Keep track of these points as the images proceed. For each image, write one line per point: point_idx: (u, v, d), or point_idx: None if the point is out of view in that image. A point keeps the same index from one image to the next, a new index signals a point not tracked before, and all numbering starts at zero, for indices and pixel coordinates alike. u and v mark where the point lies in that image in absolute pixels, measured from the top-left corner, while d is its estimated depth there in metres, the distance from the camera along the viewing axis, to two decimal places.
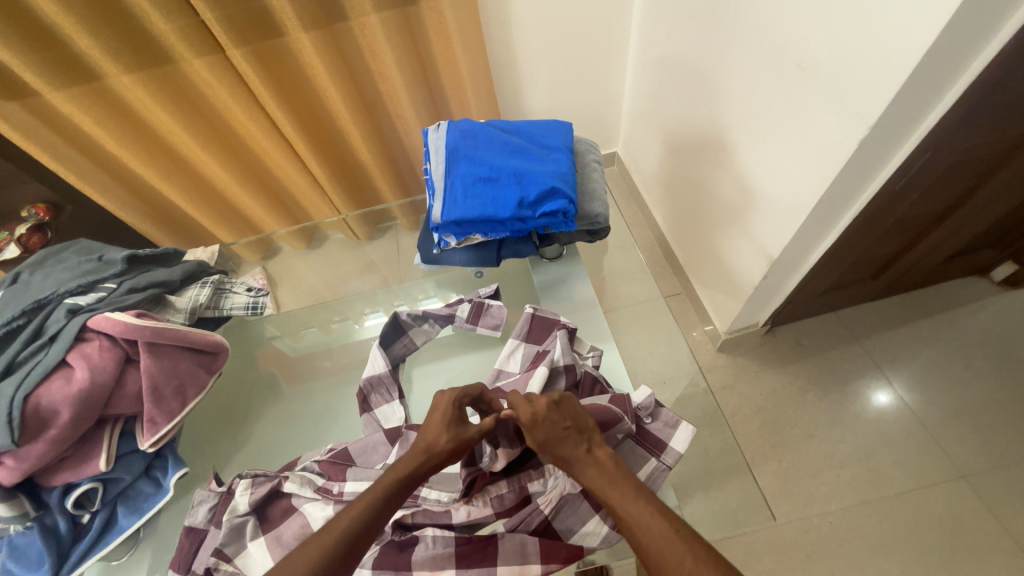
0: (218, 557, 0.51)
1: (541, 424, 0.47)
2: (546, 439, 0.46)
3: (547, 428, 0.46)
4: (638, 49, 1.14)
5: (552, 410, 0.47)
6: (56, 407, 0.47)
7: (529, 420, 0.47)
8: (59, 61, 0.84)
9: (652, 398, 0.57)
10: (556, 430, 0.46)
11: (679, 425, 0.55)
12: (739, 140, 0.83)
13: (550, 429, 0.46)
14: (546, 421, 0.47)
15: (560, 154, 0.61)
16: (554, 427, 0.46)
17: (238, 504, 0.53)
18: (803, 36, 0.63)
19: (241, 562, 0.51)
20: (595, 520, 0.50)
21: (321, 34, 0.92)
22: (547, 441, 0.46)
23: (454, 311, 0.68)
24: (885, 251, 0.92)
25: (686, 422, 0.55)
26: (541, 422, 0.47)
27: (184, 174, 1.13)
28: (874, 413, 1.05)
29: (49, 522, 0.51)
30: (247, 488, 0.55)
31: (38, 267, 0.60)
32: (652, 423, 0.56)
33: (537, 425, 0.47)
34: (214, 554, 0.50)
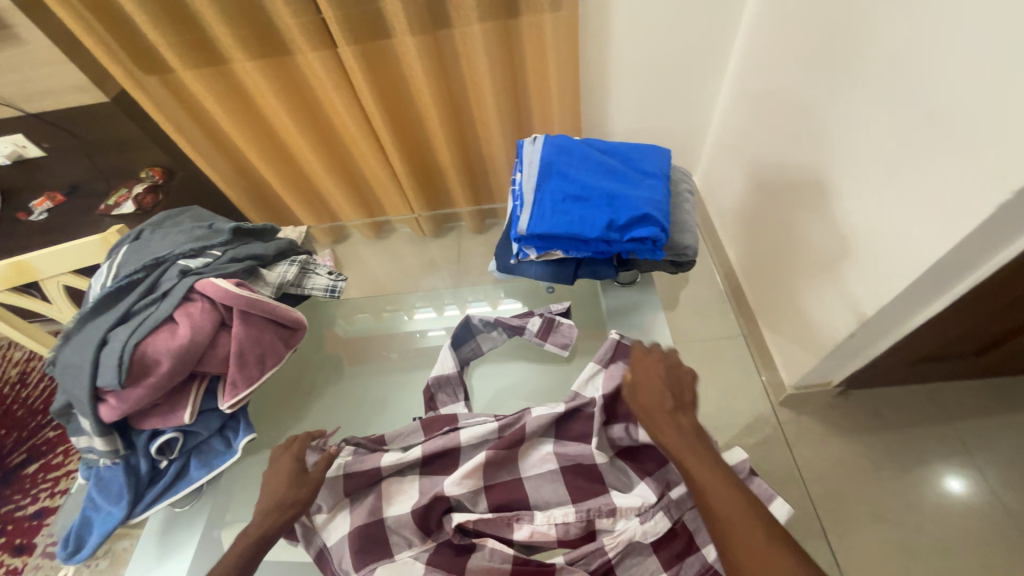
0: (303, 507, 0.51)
1: (650, 370, 0.50)
2: (648, 389, 0.49)
3: (651, 378, 0.49)
4: (735, 80, 1.10)
5: (664, 364, 0.50)
6: (158, 358, 0.51)
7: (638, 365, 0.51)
8: (196, 44, 0.94)
9: (747, 464, 0.48)
10: (659, 382, 0.49)
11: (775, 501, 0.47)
12: (843, 186, 0.77)
13: (660, 379, 0.49)
14: (657, 371, 0.50)
15: (655, 180, 0.59)
16: (656, 375, 0.49)
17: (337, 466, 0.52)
18: (941, 85, 0.57)
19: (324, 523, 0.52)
20: None
21: (425, 39, 0.96)
22: (645, 390, 0.49)
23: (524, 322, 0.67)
24: (1000, 327, 0.82)
25: (784, 500, 0.46)
26: (647, 370, 0.50)
27: (280, 156, 1.22)
28: (959, 506, 0.93)
29: (133, 462, 0.55)
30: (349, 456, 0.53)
31: (158, 227, 0.67)
32: None
33: (643, 372, 0.50)
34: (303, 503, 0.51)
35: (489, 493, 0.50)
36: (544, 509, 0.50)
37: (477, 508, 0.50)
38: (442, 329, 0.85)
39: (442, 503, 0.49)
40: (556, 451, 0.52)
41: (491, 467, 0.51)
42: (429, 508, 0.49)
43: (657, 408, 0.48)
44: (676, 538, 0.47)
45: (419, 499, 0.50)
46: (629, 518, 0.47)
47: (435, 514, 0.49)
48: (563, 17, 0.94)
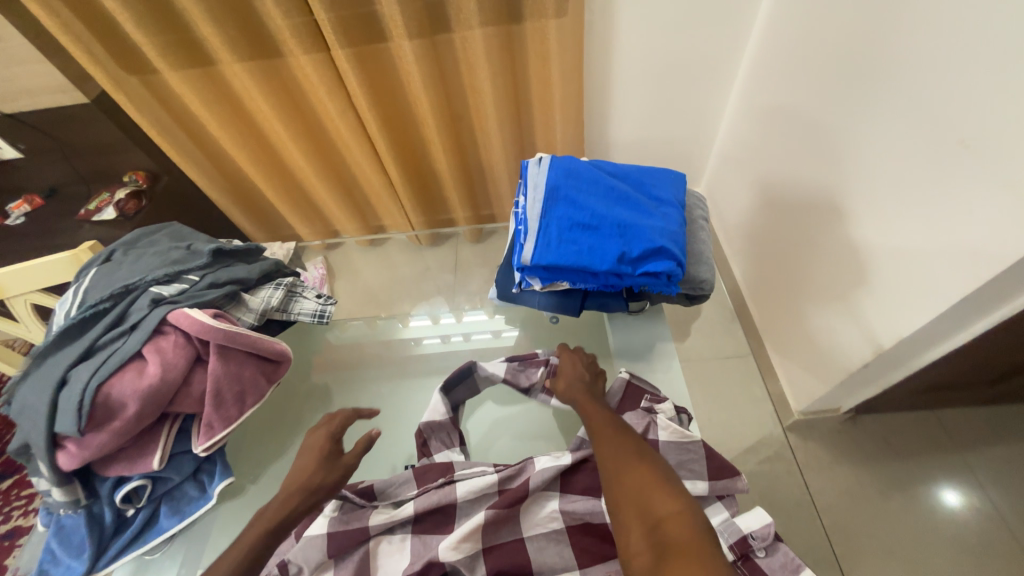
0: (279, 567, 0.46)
1: (570, 358, 0.57)
2: (563, 371, 0.56)
3: (569, 363, 0.57)
4: (744, 92, 1.06)
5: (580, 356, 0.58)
6: (124, 400, 0.46)
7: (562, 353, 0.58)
8: (180, 44, 0.88)
9: (771, 528, 0.43)
10: (575, 366, 0.56)
11: (801, 574, 0.41)
12: (860, 211, 0.73)
13: (577, 364, 0.57)
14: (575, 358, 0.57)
15: (670, 209, 0.55)
16: (581, 363, 0.57)
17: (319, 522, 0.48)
18: (976, 111, 0.54)
19: None
20: None
21: (424, 44, 0.91)
22: (563, 373, 0.56)
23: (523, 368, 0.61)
24: (1018, 359, 0.79)
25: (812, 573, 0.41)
26: (565, 356, 0.58)
27: (270, 161, 1.16)
28: (970, 540, 0.90)
29: (97, 511, 0.50)
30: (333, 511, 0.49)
31: (131, 247, 0.62)
32: (763, 559, 0.43)
33: (563, 359, 0.58)
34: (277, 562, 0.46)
35: (488, 557, 0.46)
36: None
37: (475, 574, 0.45)
38: (436, 337, 0.80)
39: (437, 567, 0.45)
40: (562, 509, 0.47)
41: (492, 527, 0.46)
42: (423, 573, 0.45)
43: (574, 384, 0.53)
44: None
45: (412, 563, 0.46)
46: None
47: None
48: (568, 24, 0.90)
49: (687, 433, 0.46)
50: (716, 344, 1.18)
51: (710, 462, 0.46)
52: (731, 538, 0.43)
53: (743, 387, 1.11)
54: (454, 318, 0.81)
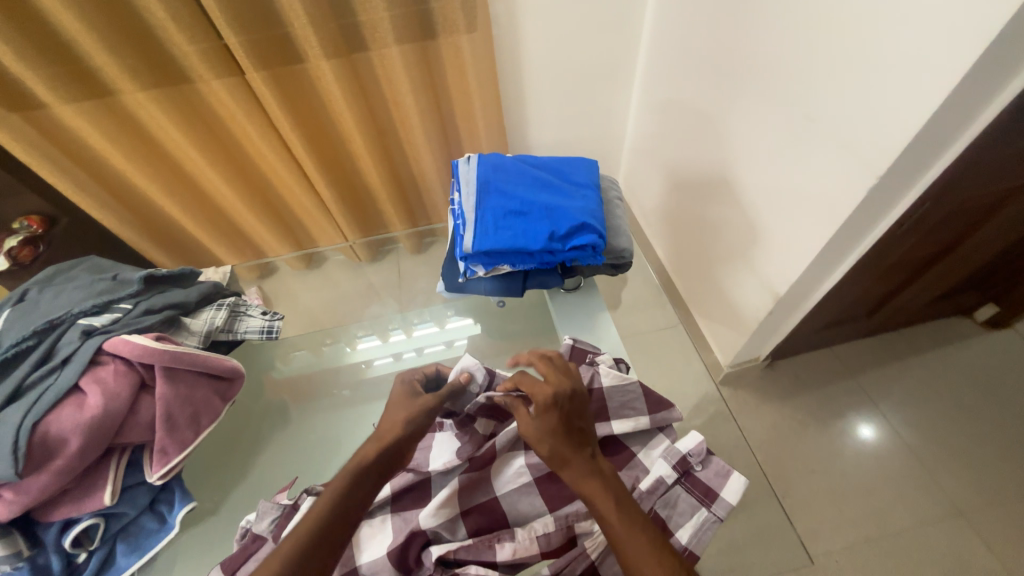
0: None
1: (553, 411, 0.46)
2: (553, 432, 0.46)
3: (554, 422, 0.46)
4: (643, 90, 1.19)
5: (563, 401, 0.47)
6: (64, 436, 0.44)
7: (544, 401, 0.46)
8: (73, 75, 0.83)
9: (703, 444, 0.51)
10: (562, 424, 0.46)
11: (730, 475, 0.50)
12: (745, 182, 0.86)
13: (565, 417, 0.47)
14: (560, 410, 0.46)
15: (588, 191, 0.63)
16: (567, 416, 0.47)
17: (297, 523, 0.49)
18: (812, 90, 0.67)
19: None
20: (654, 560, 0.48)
21: (342, 63, 0.93)
22: (549, 434, 0.46)
23: (410, 383, 0.53)
24: (883, 289, 0.96)
25: (738, 472, 0.50)
26: (550, 412, 0.46)
27: (188, 191, 1.11)
28: (871, 449, 1.07)
29: (41, 562, 0.47)
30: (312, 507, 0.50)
31: (47, 285, 0.59)
32: (701, 471, 0.51)
33: (544, 414, 0.46)
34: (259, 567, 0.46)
35: (467, 519, 0.50)
36: (523, 525, 0.50)
37: (456, 537, 0.49)
38: (388, 356, 0.81)
39: (420, 537, 0.48)
40: (528, 464, 0.51)
41: (466, 491, 0.51)
42: (407, 544, 0.47)
43: (563, 451, 0.45)
44: None
45: (394, 538, 0.48)
46: None
47: (413, 550, 0.47)
48: (479, 37, 0.96)
49: (625, 377, 0.53)
50: (650, 318, 1.29)
51: (647, 399, 0.53)
52: (672, 459, 0.51)
53: (679, 353, 1.23)
54: (404, 335, 0.83)
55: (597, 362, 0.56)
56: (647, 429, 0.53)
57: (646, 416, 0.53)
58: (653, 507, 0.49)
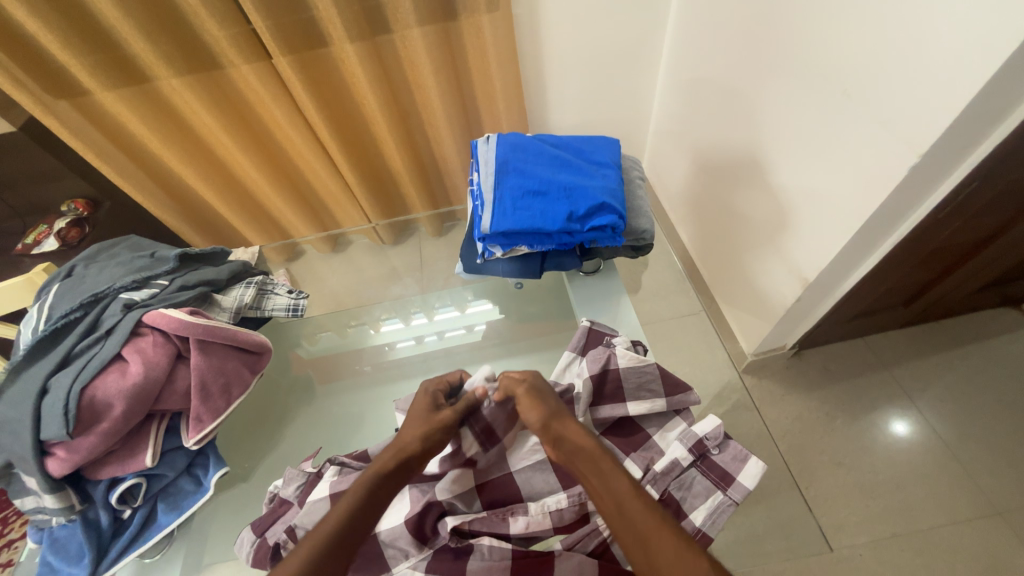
0: (289, 534, 0.49)
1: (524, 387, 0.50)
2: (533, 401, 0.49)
3: (527, 396, 0.49)
4: (669, 68, 1.14)
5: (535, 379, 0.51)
6: (110, 401, 0.48)
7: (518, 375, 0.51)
8: (112, 62, 0.86)
9: (721, 427, 0.51)
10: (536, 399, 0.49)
11: (748, 460, 0.50)
12: (775, 163, 0.83)
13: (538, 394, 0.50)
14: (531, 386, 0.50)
15: (608, 170, 0.63)
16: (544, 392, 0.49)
17: (322, 489, 0.51)
18: (849, 64, 0.63)
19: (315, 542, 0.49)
20: None
21: (365, 46, 0.93)
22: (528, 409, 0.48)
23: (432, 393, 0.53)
24: (922, 277, 0.91)
25: (757, 457, 0.49)
26: (520, 387, 0.50)
27: (220, 175, 1.15)
28: (903, 443, 1.03)
29: (92, 516, 0.52)
30: (334, 475, 0.53)
31: (92, 261, 0.63)
32: (718, 455, 0.51)
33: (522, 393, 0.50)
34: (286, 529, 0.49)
35: (483, 493, 0.52)
36: (537, 500, 0.52)
37: (472, 509, 0.51)
38: (411, 339, 0.83)
39: (436, 508, 0.50)
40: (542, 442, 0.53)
41: (482, 465, 0.53)
42: (423, 515, 0.49)
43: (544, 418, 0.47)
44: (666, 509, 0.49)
45: (412, 508, 0.50)
46: None
47: (429, 520, 0.49)
48: (501, 16, 0.94)
49: (643, 358, 0.53)
50: (671, 304, 1.26)
51: (664, 380, 0.53)
52: (688, 441, 0.51)
53: (701, 341, 1.20)
54: (426, 318, 0.85)
55: (614, 343, 0.56)
56: (663, 411, 0.54)
57: (658, 399, 0.53)
58: (667, 488, 0.49)
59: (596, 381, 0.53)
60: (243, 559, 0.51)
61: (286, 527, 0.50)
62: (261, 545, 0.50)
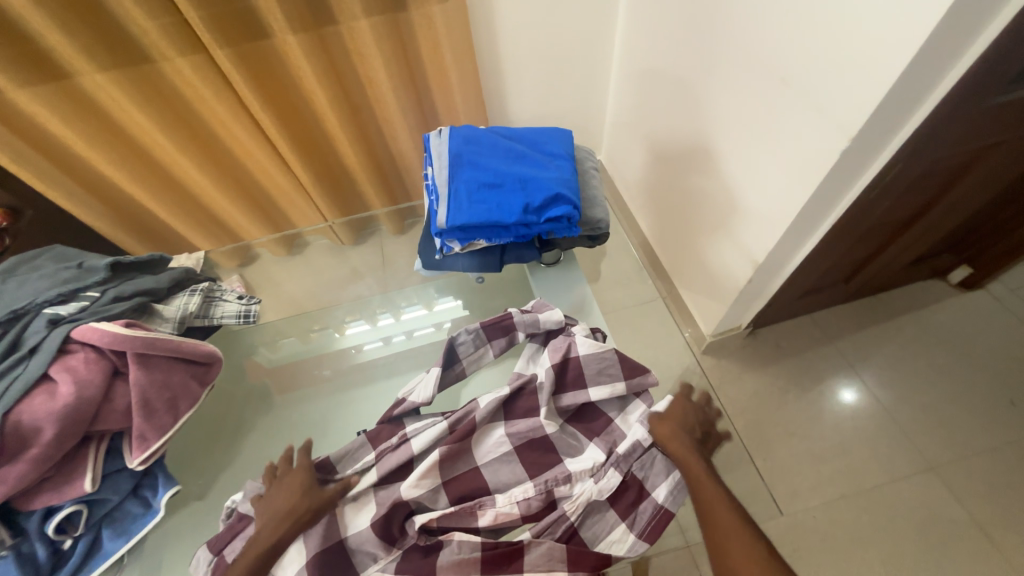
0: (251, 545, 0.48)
1: (678, 404, 0.55)
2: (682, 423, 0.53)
3: (680, 410, 0.54)
4: (622, 59, 1.16)
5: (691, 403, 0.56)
6: (38, 425, 0.45)
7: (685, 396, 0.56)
8: (25, 56, 0.79)
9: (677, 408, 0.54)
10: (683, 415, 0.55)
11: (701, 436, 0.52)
12: (723, 151, 0.86)
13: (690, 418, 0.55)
14: (685, 406, 0.55)
15: (562, 161, 0.63)
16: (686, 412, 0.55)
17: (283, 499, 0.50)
18: (785, 54, 0.66)
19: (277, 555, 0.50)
20: (622, 529, 0.49)
21: (310, 38, 0.90)
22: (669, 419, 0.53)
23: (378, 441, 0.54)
24: (859, 254, 0.97)
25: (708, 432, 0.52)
26: (680, 402, 0.55)
27: (160, 177, 1.08)
28: (848, 410, 1.10)
29: (26, 551, 0.48)
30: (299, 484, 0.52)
31: (10, 275, 0.57)
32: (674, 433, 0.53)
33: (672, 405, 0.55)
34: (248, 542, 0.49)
35: (448, 488, 0.52)
36: (504, 491, 0.52)
37: (439, 505, 0.51)
38: (378, 342, 0.82)
39: (403, 507, 0.50)
40: (508, 433, 0.54)
41: (447, 461, 0.52)
42: (389, 515, 0.49)
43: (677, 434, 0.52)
44: (628, 490, 0.51)
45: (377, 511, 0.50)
46: (585, 481, 0.50)
47: (397, 520, 0.50)
48: (451, 7, 0.93)
49: (601, 344, 0.54)
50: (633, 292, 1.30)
51: (623, 364, 0.55)
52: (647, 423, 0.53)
53: None
54: (393, 319, 0.83)
55: (573, 332, 0.57)
56: (623, 395, 0.55)
57: (618, 383, 0.54)
58: (629, 470, 0.51)
59: (558, 370, 0.54)
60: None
61: (246, 544, 0.49)
62: (219, 563, 0.50)
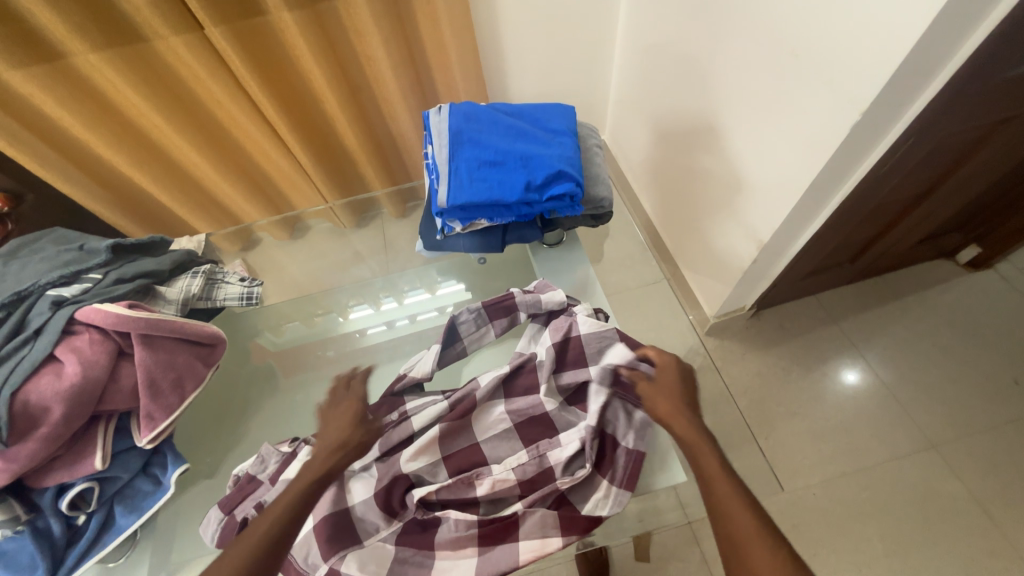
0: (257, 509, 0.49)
1: (669, 376, 0.52)
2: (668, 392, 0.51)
3: (666, 380, 0.51)
4: (626, 34, 1.13)
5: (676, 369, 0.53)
6: (46, 404, 0.45)
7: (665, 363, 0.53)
8: (16, 35, 0.77)
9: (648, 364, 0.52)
10: (675, 387, 0.51)
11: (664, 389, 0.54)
12: (729, 127, 0.84)
13: (674, 383, 0.52)
14: (671, 373, 0.52)
15: (565, 138, 0.62)
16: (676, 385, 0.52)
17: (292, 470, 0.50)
18: (795, 25, 0.64)
19: None
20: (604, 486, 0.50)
21: (305, 14, 0.87)
22: (662, 394, 0.51)
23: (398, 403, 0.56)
24: (867, 233, 0.96)
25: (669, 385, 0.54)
26: (665, 371, 0.52)
27: (159, 160, 1.07)
28: (851, 391, 1.10)
29: (41, 525, 0.50)
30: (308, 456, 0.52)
31: (13, 258, 0.58)
32: None
33: (662, 377, 0.52)
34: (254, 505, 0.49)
35: (447, 462, 0.52)
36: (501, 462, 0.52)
37: (438, 478, 0.52)
38: (381, 324, 0.82)
39: (403, 481, 0.51)
40: (507, 411, 0.54)
41: (447, 437, 0.53)
42: (391, 487, 0.51)
43: (675, 407, 0.50)
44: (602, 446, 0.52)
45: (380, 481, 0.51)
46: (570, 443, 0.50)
47: (397, 494, 0.50)
48: None
49: (602, 323, 0.54)
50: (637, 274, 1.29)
51: (624, 344, 0.54)
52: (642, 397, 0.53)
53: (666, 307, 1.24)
54: (396, 302, 0.83)
55: (575, 311, 0.57)
56: None
57: (619, 362, 0.54)
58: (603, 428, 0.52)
59: (558, 349, 0.54)
60: (211, 537, 0.51)
61: (252, 507, 0.50)
62: (229, 521, 0.50)
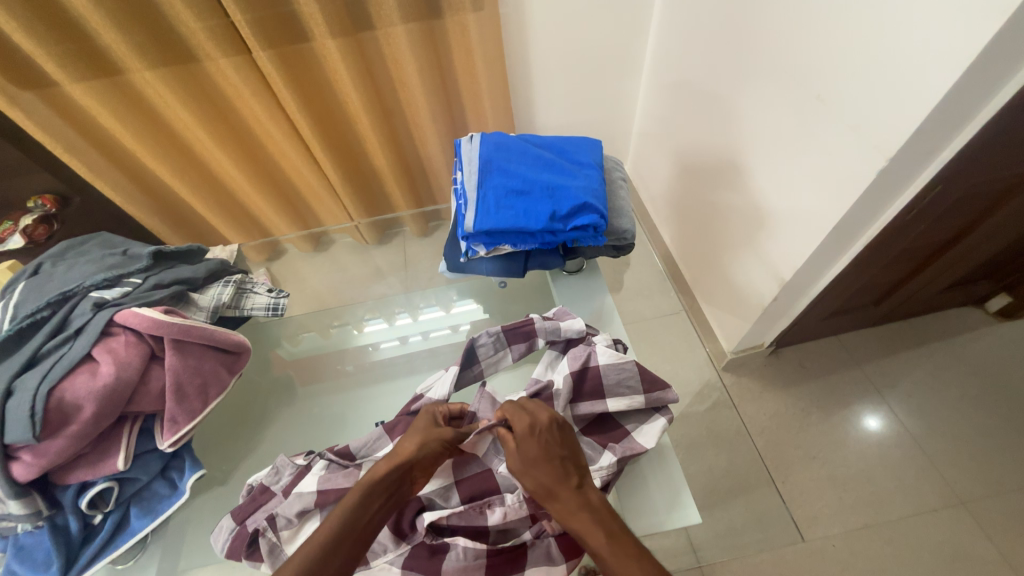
0: (268, 521, 0.50)
1: (533, 439, 0.47)
2: (534, 464, 0.46)
3: (535, 451, 0.46)
4: (652, 70, 1.16)
5: (540, 429, 0.48)
6: (79, 402, 0.47)
7: (524, 430, 0.48)
8: (83, 54, 0.83)
9: (663, 424, 0.54)
10: (543, 453, 0.46)
11: (651, 419, 0.55)
12: (753, 165, 0.85)
13: (546, 446, 0.47)
14: (539, 439, 0.47)
15: (591, 170, 0.64)
16: (549, 443, 0.47)
17: (306, 485, 0.50)
18: (822, 71, 0.65)
19: (290, 538, 0.50)
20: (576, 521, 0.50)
21: (348, 42, 0.92)
22: (532, 464, 0.46)
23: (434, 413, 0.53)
24: (893, 276, 0.94)
25: (660, 417, 0.55)
26: (529, 441, 0.47)
27: (198, 172, 1.12)
28: (874, 438, 1.06)
29: (61, 521, 0.51)
30: (322, 471, 0.52)
31: (60, 259, 0.61)
32: (636, 429, 0.55)
33: (525, 443, 0.47)
34: (266, 517, 0.50)
35: (460, 487, 0.52)
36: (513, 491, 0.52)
37: (449, 504, 0.52)
38: (395, 340, 0.83)
39: (414, 503, 0.51)
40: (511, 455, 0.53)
41: (460, 463, 0.54)
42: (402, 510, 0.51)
43: (549, 481, 0.45)
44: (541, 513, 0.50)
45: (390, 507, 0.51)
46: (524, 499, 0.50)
47: (407, 517, 0.51)
48: (485, 16, 0.94)
49: (622, 355, 0.54)
50: (654, 304, 1.29)
51: (643, 377, 0.54)
52: (659, 433, 0.53)
53: (682, 339, 1.23)
54: (411, 319, 0.84)
55: (594, 341, 0.57)
56: (643, 408, 0.55)
57: (632, 395, 0.54)
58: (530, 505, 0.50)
59: (576, 377, 0.54)
60: (222, 546, 0.51)
61: (266, 516, 0.50)
62: (239, 532, 0.51)
